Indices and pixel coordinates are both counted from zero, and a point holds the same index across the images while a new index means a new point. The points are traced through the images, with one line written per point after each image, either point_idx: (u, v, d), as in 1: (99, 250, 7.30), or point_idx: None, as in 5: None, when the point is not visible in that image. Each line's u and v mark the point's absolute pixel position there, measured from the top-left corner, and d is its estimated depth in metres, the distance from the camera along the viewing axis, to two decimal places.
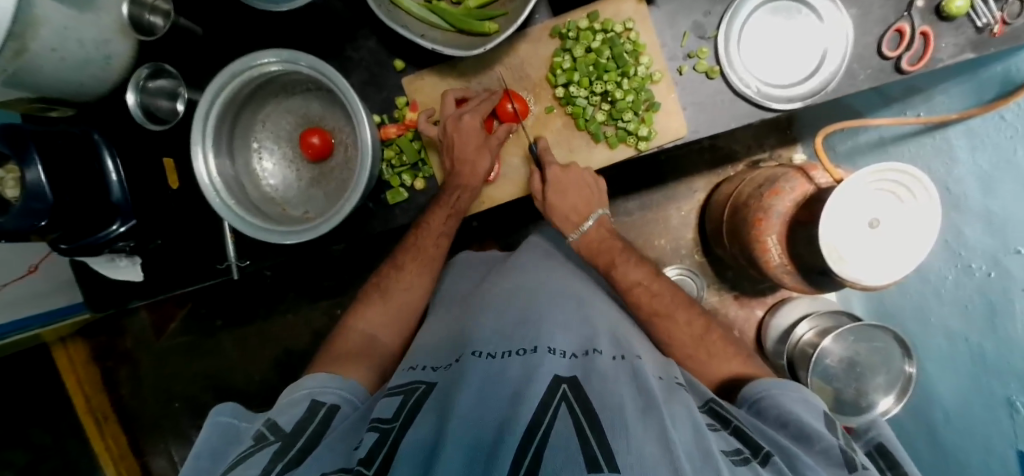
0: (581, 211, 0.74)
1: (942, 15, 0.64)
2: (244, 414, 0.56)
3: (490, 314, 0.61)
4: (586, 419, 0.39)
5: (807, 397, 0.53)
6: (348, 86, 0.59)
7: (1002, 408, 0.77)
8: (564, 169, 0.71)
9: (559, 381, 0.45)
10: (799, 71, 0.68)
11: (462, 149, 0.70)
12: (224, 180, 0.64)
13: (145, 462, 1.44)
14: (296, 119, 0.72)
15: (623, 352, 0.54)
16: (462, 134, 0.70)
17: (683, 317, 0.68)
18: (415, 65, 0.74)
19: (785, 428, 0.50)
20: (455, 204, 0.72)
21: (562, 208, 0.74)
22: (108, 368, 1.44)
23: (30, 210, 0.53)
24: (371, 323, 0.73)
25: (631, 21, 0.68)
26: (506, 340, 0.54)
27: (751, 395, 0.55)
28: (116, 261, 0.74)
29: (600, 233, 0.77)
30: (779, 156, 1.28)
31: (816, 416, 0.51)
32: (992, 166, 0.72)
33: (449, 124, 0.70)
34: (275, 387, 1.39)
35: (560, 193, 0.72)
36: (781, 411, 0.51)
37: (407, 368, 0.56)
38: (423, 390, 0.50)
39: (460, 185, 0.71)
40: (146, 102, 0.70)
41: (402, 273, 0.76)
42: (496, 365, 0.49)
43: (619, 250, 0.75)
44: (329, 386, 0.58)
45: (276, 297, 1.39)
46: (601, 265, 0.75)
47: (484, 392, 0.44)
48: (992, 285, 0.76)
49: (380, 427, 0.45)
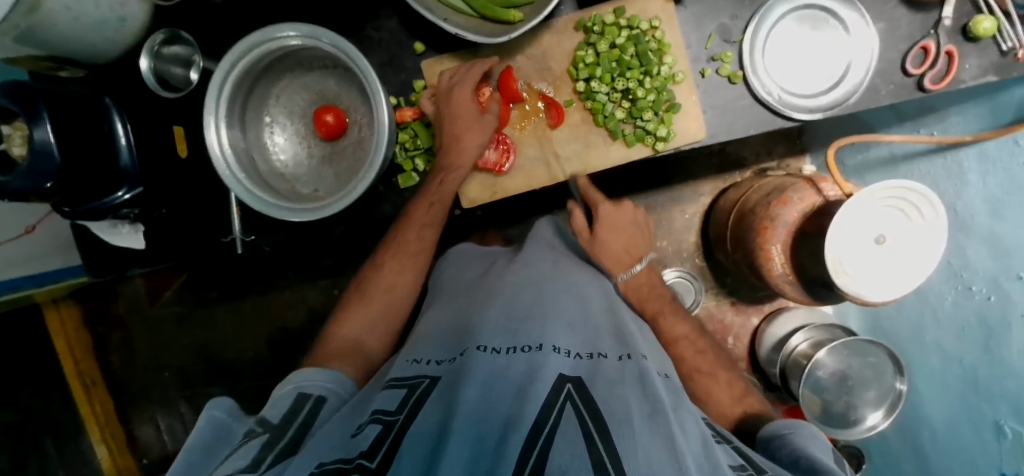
0: (634, 250, 0.75)
1: (968, 36, 0.64)
2: (238, 412, 0.54)
3: (495, 307, 0.60)
4: (593, 423, 0.39)
5: (818, 437, 0.54)
6: (368, 65, 0.58)
7: (990, 430, 0.78)
8: (614, 207, 0.76)
9: (565, 380, 0.45)
10: (821, 82, 0.67)
11: (452, 120, 0.69)
12: (235, 152, 0.63)
13: (131, 430, 1.44)
14: (312, 95, 0.71)
15: (628, 351, 0.54)
16: (454, 104, 0.68)
17: (724, 376, 0.67)
18: (435, 49, 0.73)
19: (797, 465, 0.49)
20: (438, 191, 0.71)
21: (613, 247, 0.75)
22: (100, 333, 1.43)
23: (34, 171, 0.51)
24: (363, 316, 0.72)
25: (657, 19, 0.67)
26: (511, 335, 0.53)
27: (769, 435, 0.56)
28: (117, 227, 0.72)
29: (650, 278, 0.77)
30: (788, 166, 1.28)
31: (827, 458, 0.51)
32: (1003, 191, 0.72)
33: (442, 93, 0.68)
34: (267, 362, 1.39)
35: (611, 230, 0.75)
36: (796, 449, 0.51)
37: (409, 361, 0.56)
38: (427, 385, 0.50)
39: (447, 165, 0.71)
40: (159, 68, 0.69)
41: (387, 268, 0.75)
42: (501, 360, 0.48)
43: (665, 301, 0.76)
44: (315, 378, 0.58)
45: (274, 272, 1.38)
46: (648, 312, 0.75)
47: (487, 388, 0.44)
48: (991, 308, 0.76)
49: (384, 419, 0.45)
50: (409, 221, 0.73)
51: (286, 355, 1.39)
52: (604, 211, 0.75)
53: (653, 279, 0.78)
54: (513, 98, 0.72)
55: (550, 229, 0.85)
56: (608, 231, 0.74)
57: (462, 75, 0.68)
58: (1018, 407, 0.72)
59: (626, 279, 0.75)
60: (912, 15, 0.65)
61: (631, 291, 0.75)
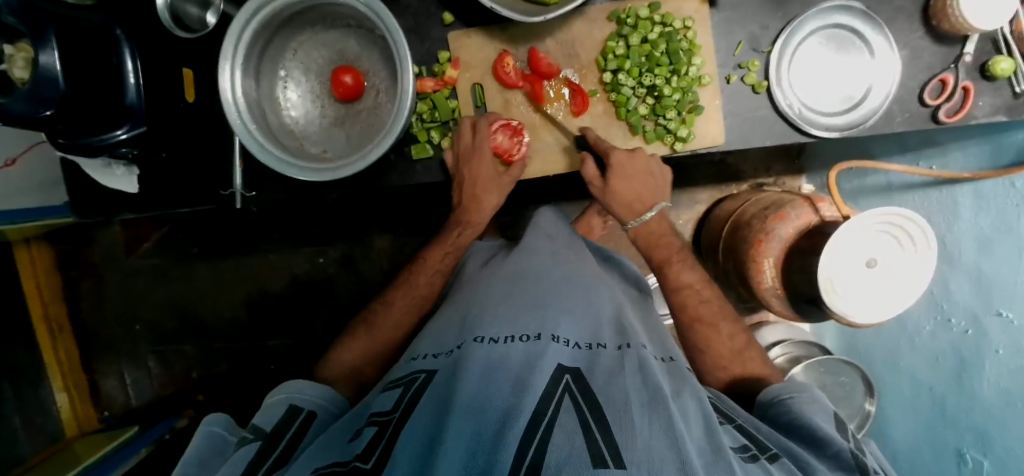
0: (646, 199, 0.71)
1: (986, 73, 0.65)
2: (235, 428, 0.53)
3: (493, 297, 0.59)
4: (591, 414, 0.39)
5: (817, 397, 0.55)
6: (398, 26, 0.56)
7: (952, 457, 0.82)
8: (629, 155, 0.69)
9: (563, 371, 0.45)
10: (842, 102, 0.68)
11: (471, 185, 0.75)
12: (246, 100, 0.61)
13: (94, 381, 1.40)
14: (331, 53, 0.69)
15: (627, 341, 0.54)
16: (474, 172, 0.73)
17: (727, 329, 0.67)
18: (464, 22, 0.72)
19: (797, 433, 0.50)
20: (455, 242, 0.81)
21: (623, 196, 0.71)
22: (71, 278, 1.39)
23: (36, 95, 0.49)
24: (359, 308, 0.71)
25: (690, 20, 0.67)
26: (509, 324, 0.53)
27: (769, 401, 0.57)
28: (111, 167, 0.70)
29: (660, 226, 0.74)
30: (784, 183, 1.30)
31: (826, 418, 0.52)
32: (992, 229, 0.75)
33: (461, 157, 0.72)
34: (244, 324, 1.37)
35: (622, 180, 0.69)
36: (794, 414, 0.52)
37: (409, 359, 0.56)
38: (422, 380, 0.49)
39: (465, 220, 0.79)
40: (175, 6, 0.66)
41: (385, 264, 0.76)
42: (499, 350, 0.48)
43: (676, 250, 0.73)
44: (306, 392, 0.59)
45: (260, 235, 1.35)
46: (656, 261, 0.73)
47: (487, 377, 0.43)
48: (966, 340, 0.79)
49: (379, 420, 0.45)
50: None
51: (265, 319, 1.36)
52: (617, 159, 0.69)
53: (665, 228, 0.74)
54: (544, 77, 0.71)
55: (551, 216, 0.84)
56: (618, 182, 0.69)
57: (480, 135, 0.70)
58: (982, 436, 0.76)
59: (635, 227, 0.73)
60: (935, 46, 0.67)
61: (640, 238, 0.74)
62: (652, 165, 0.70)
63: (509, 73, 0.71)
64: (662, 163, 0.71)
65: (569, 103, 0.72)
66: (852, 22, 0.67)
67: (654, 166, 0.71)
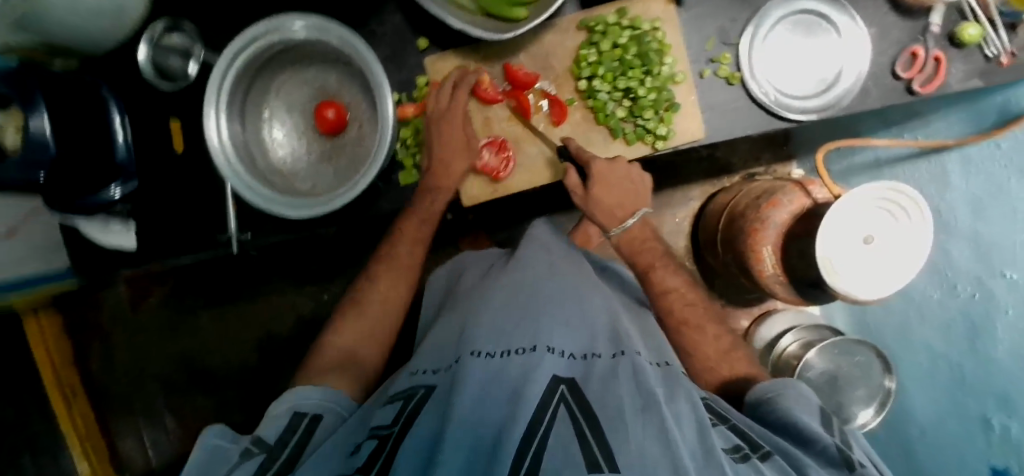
0: (628, 206, 0.72)
1: (954, 41, 0.67)
2: (232, 435, 0.52)
3: (486, 311, 0.59)
4: (586, 422, 0.39)
5: (803, 393, 0.53)
6: (375, 59, 0.58)
7: (978, 426, 0.79)
8: (609, 163, 0.70)
9: (559, 381, 0.45)
10: (816, 83, 0.69)
11: (441, 147, 0.71)
12: (233, 144, 0.62)
13: (113, 443, 1.37)
14: (312, 91, 0.70)
15: (621, 348, 0.54)
16: (445, 130, 0.70)
17: (712, 330, 0.67)
18: (439, 46, 0.74)
19: (785, 431, 0.48)
20: (430, 209, 0.73)
21: (606, 203, 0.71)
22: (80, 341, 1.39)
23: (31, 160, 0.50)
24: (348, 336, 0.69)
25: (658, 20, 0.69)
26: (503, 339, 0.53)
27: (755, 400, 0.55)
28: (108, 225, 0.68)
29: (642, 232, 0.74)
30: (774, 171, 1.31)
31: (813, 415, 0.50)
32: (983, 192, 0.75)
33: (433, 119, 0.71)
34: (255, 368, 1.37)
35: (605, 187, 0.70)
36: (780, 414, 0.50)
37: (410, 373, 0.55)
38: (422, 394, 0.49)
39: (435, 185, 0.72)
40: (158, 58, 0.68)
41: (375, 276, 0.75)
42: (496, 364, 0.47)
43: (659, 255, 0.74)
44: (311, 396, 0.55)
45: (262, 277, 1.35)
46: (640, 266, 0.73)
47: (484, 392, 0.43)
48: (975, 306, 0.79)
49: (380, 433, 0.45)
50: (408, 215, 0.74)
51: (276, 361, 1.36)
52: (596, 168, 0.69)
53: (648, 233, 0.75)
54: (523, 86, 0.71)
55: (543, 227, 0.84)
56: (600, 189, 0.70)
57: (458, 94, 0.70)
58: (1004, 400, 0.73)
59: (618, 234, 0.73)
60: (902, 21, 0.68)
61: (624, 243, 0.74)
62: (631, 172, 0.71)
63: (489, 90, 0.72)
64: (641, 169, 0.71)
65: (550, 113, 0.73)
66: (817, 7, 0.68)
67: (634, 173, 0.72)
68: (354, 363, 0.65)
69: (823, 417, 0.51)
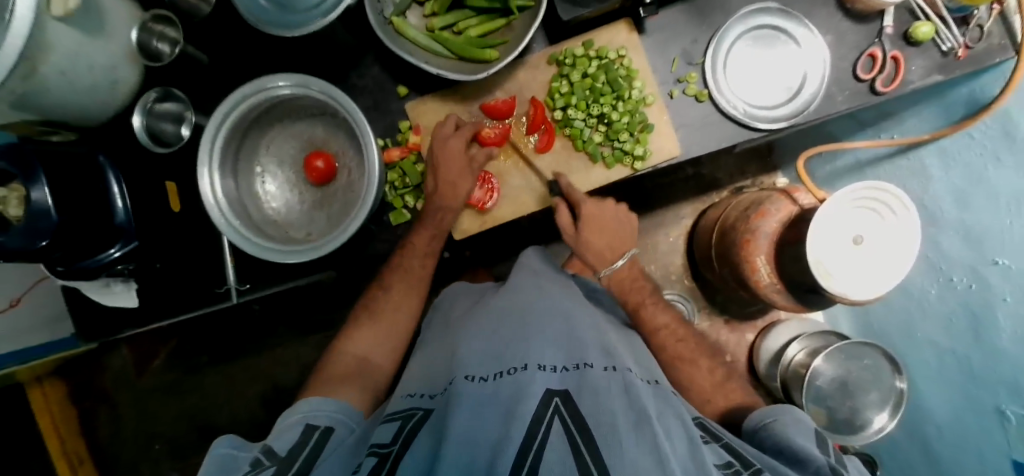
0: (616, 247, 0.77)
1: (910, 41, 0.70)
2: (244, 444, 0.52)
3: (479, 336, 0.60)
4: (580, 435, 0.39)
5: (797, 417, 0.54)
6: (356, 107, 0.61)
7: (993, 417, 0.77)
8: (599, 204, 0.75)
9: (552, 394, 0.45)
10: (782, 93, 0.72)
11: (447, 171, 0.71)
12: (228, 199, 0.65)
13: None
14: (301, 143, 0.73)
15: (613, 363, 0.54)
16: (447, 154, 0.71)
17: (706, 363, 0.68)
18: (418, 91, 0.77)
19: (780, 455, 0.49)
20: (438, 224, 0.74)
21: (595, 246, 0.76)
22: (86, 409, 1.38)
23: (32, 229, 0.53)
24: (363, 346, 0.73)
25: (623, 48, 0.72)
26: (495, 361, 0.53)
27: (755, 425, 0.56)
28: (110, 286, 0.72)
29: (632, 272, 0.78)
30: (761, 182, 1.33)
31: (808, 438, 0.50)
32: (965, 182, 0.76)
33: (435, 144, 0.72)
34: (261, 423, 1.35)
35: (594, 227, 0.75)
36: (776, 439, 0.50)
37: (404, 396, 0.56)
38: (420, 416, 0.49)
39: (441, 206, 0.73)
40: (151, 125, 0.71)
41: (390, 294, 0.76)
42: (489, 386, 0.47)
43: (649, 294, 0.77)
44: (322, 408, 0.57)
45: (265, 330, 1.36)
46: (631, 303, 0.76)
47: (477, 412, 0.43)
48: (974, 296, 0.78)
49: (379, 452, 0.44)
50: (410, 250, 0.75)
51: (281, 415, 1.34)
52: (588, 210, 0.74)
53: (637, 272, 0.79)
54: (503, 116, 0.75)
55: (534, 254, 0.86)
56: (590, 230, 0.75)
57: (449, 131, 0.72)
58: (1016, 392, 0.72)
59: (608, 274, 0.77)
60: (856, 26, 0.71)
61: (614, 283, 0.77)
62: (620, 215, 0.78)
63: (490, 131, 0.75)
64: (627, 208, 0.79)
65: (533, 143, 0.76)
66: (772, 21, 0.72)
67: (619, 212, 0.78)
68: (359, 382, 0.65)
69: (818, 438, 0.51)
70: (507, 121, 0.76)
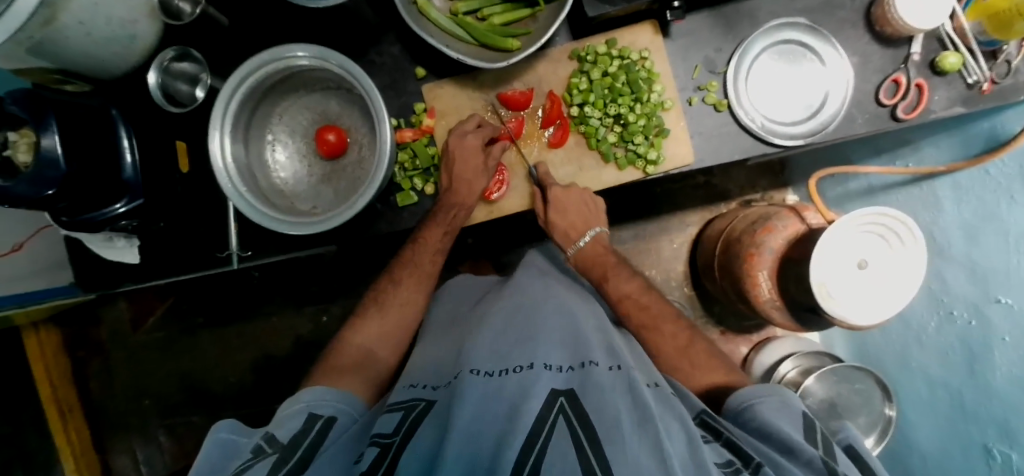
0: (579, 226, 0.78)
1: (936, 70, 0.69)
2: (243, 430, 0.52)
3: (487, 331, 0.60)
4: (584, 433, 0.40)
5: (785, 402, 0.53)
6: (373, 85, 0.60)
7: (979, 456, 0.77)
8: (566, 190, 0.74)
9: (557, 394, 0.46)
10: (801, 111, 0.72)
11: (461, 168, 0.72)
12: (237, 166, 0.64)
13: (105, 460, 1.39)
14: (314, 115, 0.73)
15: (619, 362, 0.55)
16: (463, 151, 0.72)
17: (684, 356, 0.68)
18: (436, 74, 0.76)
19: (768, 439, 0.48)
20: (451, 221, 0.74)
21: (560, 223, 0.77)
22: (79, 359, 1.40)
23: (39, 177, 0.53)
24: (371, 338, 0.72)
25: (647, 51, 0.72)
26: (501, 358, 0.53)
27: (737, 407, 0.55)
28: (112, 240, 0.74)
29: (596, 248, 0.81)
30: (771, 197, 1.32)
31: (798, 426, 0.50)
32: (976, 218, 0.76)
33: (452, 141, 0.73)
34: (250, 389, 1.36)
35: (560, 211, 0.75)
36: (763, 422, 0.50)
37: (407, 386, 0.56)
38: (423, 407, 0.50)
39: (456, 202, 0.73)
40: (167, 84, 0.71)
41: (399, 288, 0.77)
42: (494, 382, 0.48)
43: (613, 264, 0.79)
44: (325, 398, 0.57)
45: (262, 298, 1.36)
46: (594, 277, 0.79)
47: (484, 407, 0.44)
48: (972, 332, 0.78)
49: (381, 442, 0.45)
50: (422, 245, 0.76)
51: (271, 383, 1.35)
52: (555, 195, 0.74)
53: (602, 248, 0.81)
54: (520, 108, 0.75)
55: (541, 255, 0.86)
56: (556, 213, 0.75)
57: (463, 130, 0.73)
58: (1005, 429, 0.72)
59: (573, 253, 0.81)
60: (884, 49, 0.70)
61: (579, 261, 0.81)
62: (597, 206, 0.79)
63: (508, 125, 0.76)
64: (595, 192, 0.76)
65: (547, 138, 0.76)
66: (799, 36, 0.71)
67: (586, 196, 0.76)
68: (365, 375, 0.65)
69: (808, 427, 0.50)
70: (527, 113, 0.76)
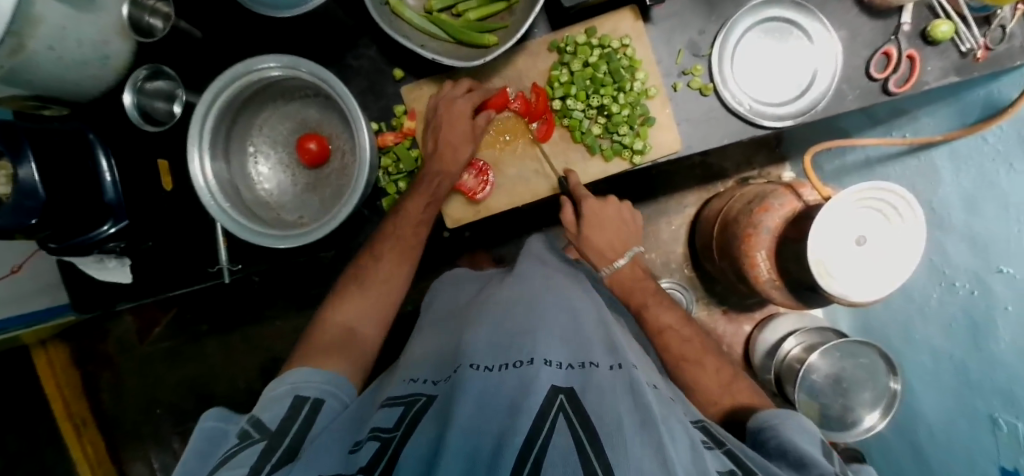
0: (618, 246, 0.76)
1: (928, 40, 0.67)
2: (229, 416, 0.53)
3: (487, 325, 0.60)
4: (585, 433, 0.39)
5: (805, 425, 0.52)
6: (348, 92, 0.59)
7: (985, 424, 0.77)
8: (601, 203, 0.75)
9: (557, 391, 0.45)
10: (790, 91, 0.70)
11: (447, 131, 0.70)
12: (219, 182, 0.64)
13: (122, 469, 1.41)
14: (294, 124, 0.72)
15: (619, 361, 0.55)
16: (450, 116, 0.70)
17: (688, 345, 0.67)
18: (414, 75, 0.76)
19: (783, 457, 0.48)
20: (432, 198, 0.72)
21: (597, 242, 0.76)
22: (89, 372, 1.41)
23: (18, 207, 0.52)
24: (352, 315, 0.69)
25: (627, 37, 0.70)
26: (500, 353, 0.53)
27: (758, 427, 0.54)
28: (103, 261, 0.73)
29: (634, 271, 0.77)
30: (768, 174, 1.30)
31: (815, 446, 0.49)
32: (975, 187, 0.74)
33: (441, 104, 0.71)
34: (260, 393, 1.38)
35: (596, 226, 0.75)
36: (783, 441, 0.49)
37: (406, 380, 0.56)
38: (423, 402, 0.49)
39: (439, 170, 0.71)
40: (143, 103, 0.70)
41: (380, 264, 0.72)
42: (494, 377, 0.48)
43: (650, 292, 0.75)
44: (311, 380, 0.56)
45: (265, 303, 1.37)
46: (633, 304, 0.75)
47: (482, 402, 0.43)
48: (976, 303, 0.77)
49: (381, 436, 0.44)
50: (403, 215, 0.73)
51: None
52: (589, 206, 0.73)
53: (639, 272, 0.77)
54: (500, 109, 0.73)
55: (540, 246, 0.87)
56: (593, 228, 0.75)
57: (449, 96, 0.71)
58: (1010, 400, 0.71)
59: (608, 273, 0.76)
60: (872, 22, 0.68)
61: (616, 284, 0.76)
62: (623, 214, 0.78)
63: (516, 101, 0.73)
64: (629, 209, 0.78)
65: (534, 138, 0.74)
66: (783, 13, 0.69)
67: (623, 213, 0.78)
68: (354, 355, 0.63)
69: (824, 449, 0.50)
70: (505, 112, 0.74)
